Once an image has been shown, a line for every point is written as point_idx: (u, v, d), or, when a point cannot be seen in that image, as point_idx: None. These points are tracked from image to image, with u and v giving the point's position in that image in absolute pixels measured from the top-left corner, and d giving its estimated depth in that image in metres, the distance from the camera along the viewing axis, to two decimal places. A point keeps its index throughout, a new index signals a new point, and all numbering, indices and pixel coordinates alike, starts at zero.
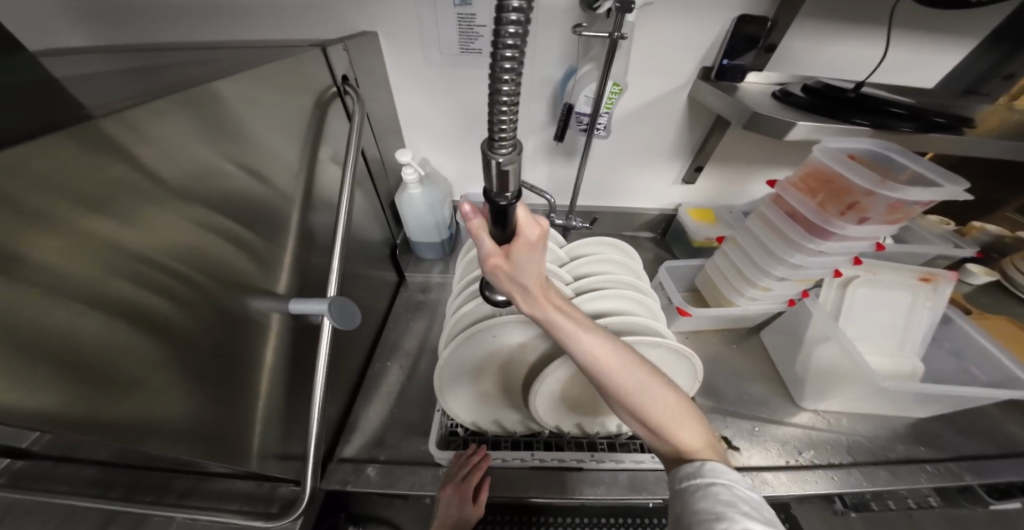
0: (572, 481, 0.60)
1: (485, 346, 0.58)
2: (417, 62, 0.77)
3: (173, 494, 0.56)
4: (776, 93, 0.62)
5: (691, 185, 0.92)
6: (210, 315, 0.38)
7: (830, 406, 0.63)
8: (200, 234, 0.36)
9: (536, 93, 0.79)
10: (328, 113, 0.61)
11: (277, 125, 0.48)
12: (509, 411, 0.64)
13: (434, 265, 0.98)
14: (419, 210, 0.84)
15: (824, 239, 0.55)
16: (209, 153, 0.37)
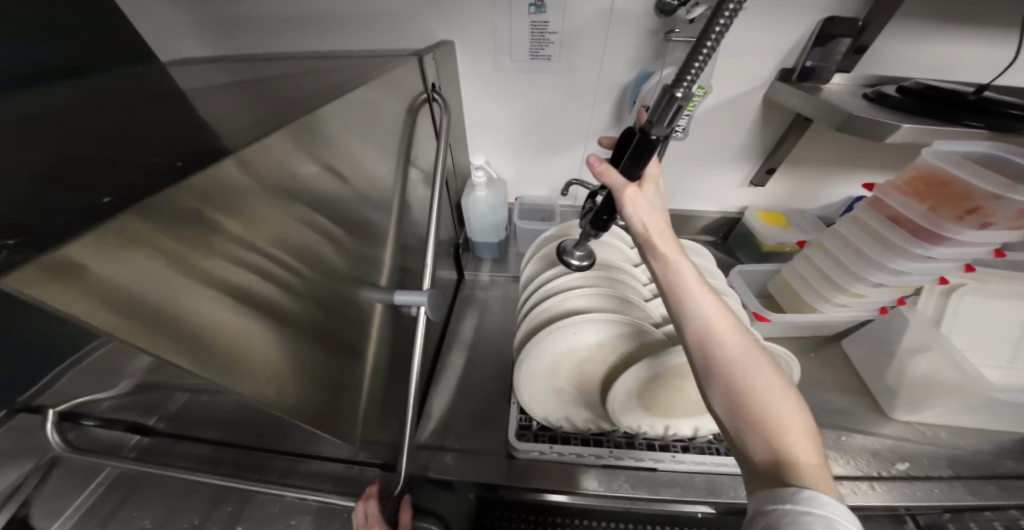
0: (647, 482, 0.57)
1: (560, 345, 0.55)
2: (487, 70, 0.78)
3: (275, 470, 0.60)
4: (870, 93, 0.61)
5: (760, 187, 0.91)
6: (315, 302, 0.38)
7: (924, 418, 0.61)
8: (304, 228, 0.36)
9: (603, 97, 0.79)
10: (416, 120, 0.64)
11: (381, 132, 0.51)
12: (580, 410, 0.59)
13: (484, 263, 0.98)
14: (481, 211, 0.84)
15: (934, 244, 0.55)
16: (300, 155, 0.35)
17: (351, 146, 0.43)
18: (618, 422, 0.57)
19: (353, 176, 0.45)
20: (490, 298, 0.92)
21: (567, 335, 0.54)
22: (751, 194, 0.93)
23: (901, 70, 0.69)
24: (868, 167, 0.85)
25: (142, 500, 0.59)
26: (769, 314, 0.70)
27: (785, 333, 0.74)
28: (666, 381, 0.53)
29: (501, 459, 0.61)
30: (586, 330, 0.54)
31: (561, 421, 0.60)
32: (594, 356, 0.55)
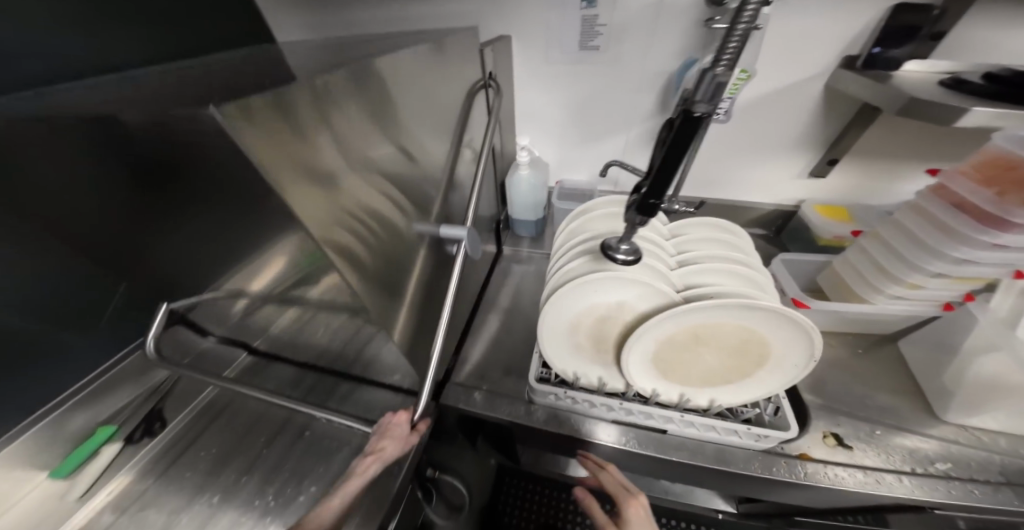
0: (656, 442, 0.60)
1: (581, 303, 0.59)
2: (539, 60, 0.85)
3: (340, 389, 0.74)
4: (945, 80, 0.60)
5: (818, 179, 0.87)
6: (382, 213, 0.48)
7: (981, 423, 0.56)
8: (377, 146, 0.45)
9: (648, 84, 0.82)
10: (473, 104, 0.73)
11: (439, 109, 0.61)
12: (596, 367, 0.64)
13: (525, 241, 1.06)
14: (523, 191, 0.91)
15: (1002, 231, 0.50)
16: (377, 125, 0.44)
17: (413, 120, 0.53)
18: (631, 384, 0.59)
19: (419, 145, 0.55)
20: (525, 272, 1.00)
21: (587, 292, 0.58)
22: (807, 185, 0.89)
23: (989, 53, 0.64)
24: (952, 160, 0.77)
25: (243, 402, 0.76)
26: (808, 301, 0.68)
27: (832, 327, 0.71)
28: (681, 344, 0.53)
29: (522, 403, 0.68)
30: (606, 288, 0.56)
31: (574, 377, 0.65)
32: (613, 315, 0.59)
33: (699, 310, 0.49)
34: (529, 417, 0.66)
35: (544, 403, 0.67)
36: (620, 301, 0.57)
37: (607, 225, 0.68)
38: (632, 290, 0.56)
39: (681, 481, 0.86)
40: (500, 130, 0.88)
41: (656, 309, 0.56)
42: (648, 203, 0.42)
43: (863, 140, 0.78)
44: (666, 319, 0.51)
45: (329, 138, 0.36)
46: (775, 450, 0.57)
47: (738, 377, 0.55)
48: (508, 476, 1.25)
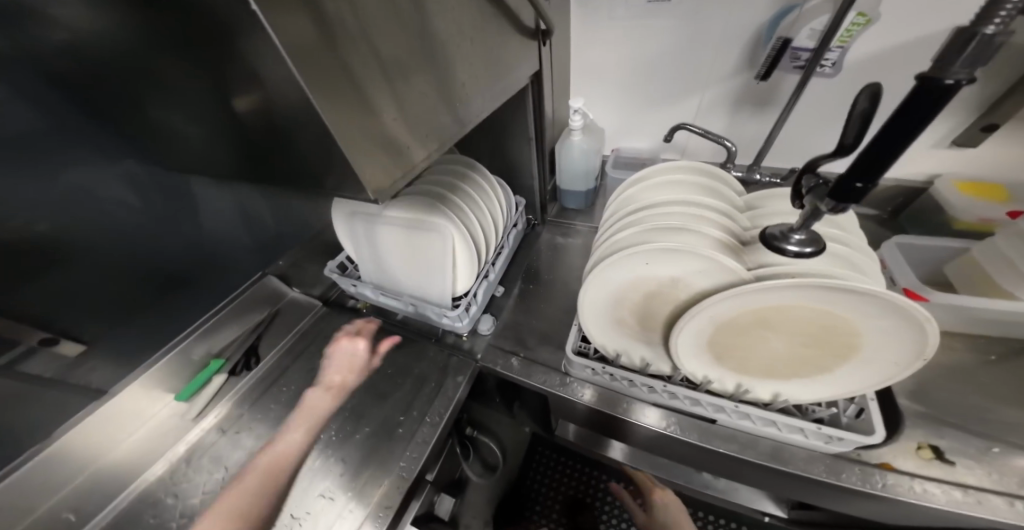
0: (703, 431, 0.56)
1: (629, 274, 0.54)
2: (602, 15, 0.76)
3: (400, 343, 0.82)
4: None
5: (965, 149, 0.70)
6: (428, 144, 0.44)
7: None
8: (421, 70, 0.40)
9: (730, 39, 0.69)
10: (527, 62, 0.68)
11: (493, 64, 0.56)
12: (641, 346, 0.60)
13: (575, 213, 1.02)
14: (574, 159, 0.88)
15: None
16: (429, 78, 0.42)
17: (465, 82, 0.50)
18: (682, 368, 0.55)
19: (472, 104, 0.52)
20: (571, 245, 0.97)
21: (637, 265, 0.53)
22: (930, 155, 0.73)
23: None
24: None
25: (315, 347, 0.83)
26: (925, 293, 0.56)
27: (950, 325, 0.59)
28: (743, 329, 0.47)
29: (560, 375, 0.68)
30: (658, 260, 0.51)
31: (616, 354, 0.62)
32: (666, 292, 0.53)
33: (770, 291, 0.41)
34: (563, 388, 0.66)
35: (581, 378, 0.65)
36: (674, 277, 0.51)
37: (668, 192, 0.60)
38: (688, 263, 0.49)
39: (728, 476, 0.81)
40: (552, 92, 0.81)
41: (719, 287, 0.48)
42: (849, 188, 0.33)
43: None
44: (727, 297, 0.45)
45: (364, 52, 0.32)
46: (850, 456, 0.49)
47: (812, 372, 0.47)
48: (540, 446, 1.25)
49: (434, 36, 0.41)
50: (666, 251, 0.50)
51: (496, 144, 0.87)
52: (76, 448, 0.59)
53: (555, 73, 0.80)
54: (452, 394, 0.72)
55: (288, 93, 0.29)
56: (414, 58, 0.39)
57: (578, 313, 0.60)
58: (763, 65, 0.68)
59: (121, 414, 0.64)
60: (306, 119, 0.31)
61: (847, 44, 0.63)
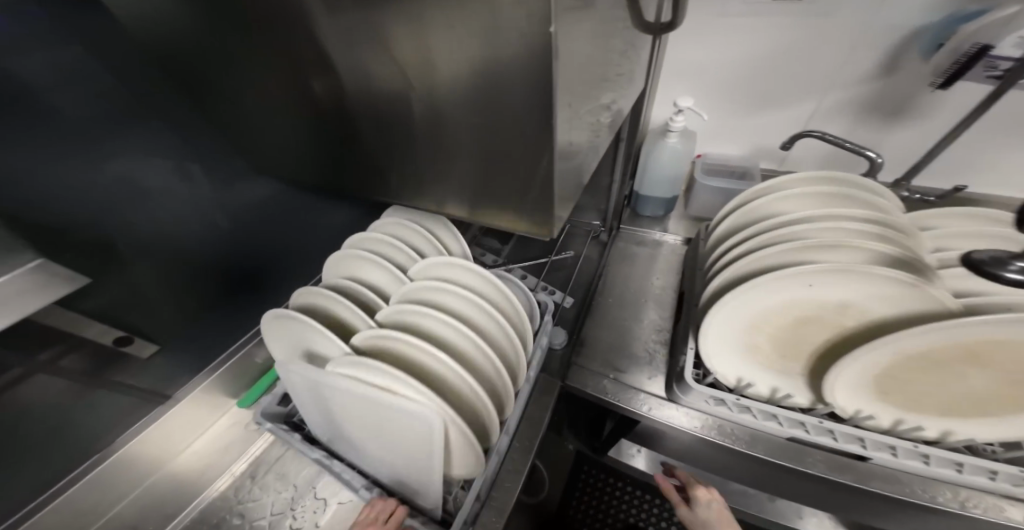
0: (855, 470, 0.51)
1: (776, 298, 0.50)
2: (712, 13, 0.70)
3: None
4: None
5: None
6: (585, 124, 0.38)
7: None
8: (597, 42, 0.34)
9: (868, 41, 0.64)
10: (639, 55, 0.63)
11: (627, 50, 0.50)
12: (773, 371, 0.56)
13: (650, 221, 0.98)
14: (662, 164, 0.84)
15: None
16: (598, 55, 0.36)
17: (612, 74, 0.44)
18: (834, 406, 0.50)
19: (613, 88, 0.46)
20: (648, 253, 0.93)
21: (797, 288, 0.48)
22: None
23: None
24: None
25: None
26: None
27: None
28: (938, 364, 0.42)
29: (664, 401, 0.63)
30: (826, 283, 0.46)
31: (741, 383, 0.58)
32: (826, 315, 0.48)
33: (998, 327, 0.37)
34: (675, 417, 0.60)
35: (696, 408, 0.60)
36: (844, 301, 0.46)
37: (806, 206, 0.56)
38: (867, 289, 0.44)
39: (813, 505, 0.78)
40: (649, 87, 0.75)
41: (909, 315, 0.43)
42: None
43: None
44: (927, 331, 0.40)
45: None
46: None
47: (1002, 409, 0.43)
48: (585, 465, 1.18)
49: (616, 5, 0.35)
50: (840, 272, 0.44)
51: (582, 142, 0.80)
52: (113, 477, 0.49)
53: (653, 73, 0.75)
54: None
55: (469, 72, 0.29)
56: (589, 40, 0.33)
57: (701, 341, 0.56)
58: (938, 76, 0.61)
59: (172, 430, 0.54)
60: (523, 103, 0.28)
61: None
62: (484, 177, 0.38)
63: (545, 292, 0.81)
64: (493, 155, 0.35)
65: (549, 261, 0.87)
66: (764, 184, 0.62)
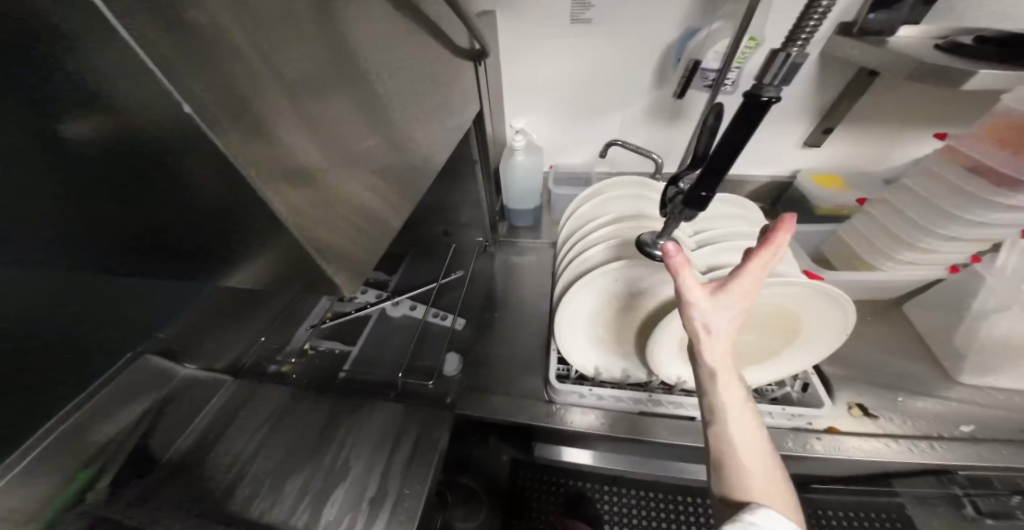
0: (688, 429, 0.61)
1: (600, 294, 0.60)
2: (532, 38, 0.82)
3: (365, 406, 0.67)
4: (941, 46, 0.67)
5: (817, 147, 0.92)
6: (361, 181, 0.37)
7: (999, 383, 0.65)
8: (364, 109, 0.36)
9: (648, 55, 0.80)
10: (465, 82, 0.68)
11: (428, 105, 0.54)
12: (620, 359, 0.64)
13: (528, 233, 1.04)
14: (521, 178, 0.91)
15: (1016, 193, 0.57)
16: (372, 128, 0.38)
17: (414, 119, 0.49)
18: (657, 371, 0.61)
19: (415, 133, 0.50)
20: (527, 262, 1.00)
21: (609, 282, 0.58)
22: (803, 157, 0.95)
23: (973, 11, 0.72)
24: (940, 125, 0.84)
25: (250, 411, 0.67)
26: (822, 271, 0.72)
27: (859, 297, 0.79)
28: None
29: (543, 404, 0.67)
30: (629, 275, 0.57)
31: (595, 370, 0.65)
32: (638, 301, 0.59)
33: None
34: (564, 418, 0.64)
35: (580, 406, 0.65)
36: (645, 287, 0.58)
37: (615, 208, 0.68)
38: (655, 278, 0.57)
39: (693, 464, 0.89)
40: (490, 109, 0.83)
41: (684, 291, 0.55)
42: (697, 196, 0.43)
43: (856, 105, 0.83)
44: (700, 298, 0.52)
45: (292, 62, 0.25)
46: (814, 429, 0.57)
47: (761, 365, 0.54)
48: (522, 470, 1.16)
49: (367, 48, 0.35)
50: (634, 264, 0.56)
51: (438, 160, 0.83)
52: None
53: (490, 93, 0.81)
54: (430, 454, 0.59)
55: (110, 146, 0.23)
56: (360, 94, 0.35)
57: (553, 338, 0.63)
58: (679, 86, 0.77)
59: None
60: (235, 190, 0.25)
61: (743, 66, 0.74)
62: (221, 260, 0.30)
63: (437, 317, 0.86)
64: (209, 237, 0.28)
65: (437, 286, 0.92)
66: (592, 190, 0.72)
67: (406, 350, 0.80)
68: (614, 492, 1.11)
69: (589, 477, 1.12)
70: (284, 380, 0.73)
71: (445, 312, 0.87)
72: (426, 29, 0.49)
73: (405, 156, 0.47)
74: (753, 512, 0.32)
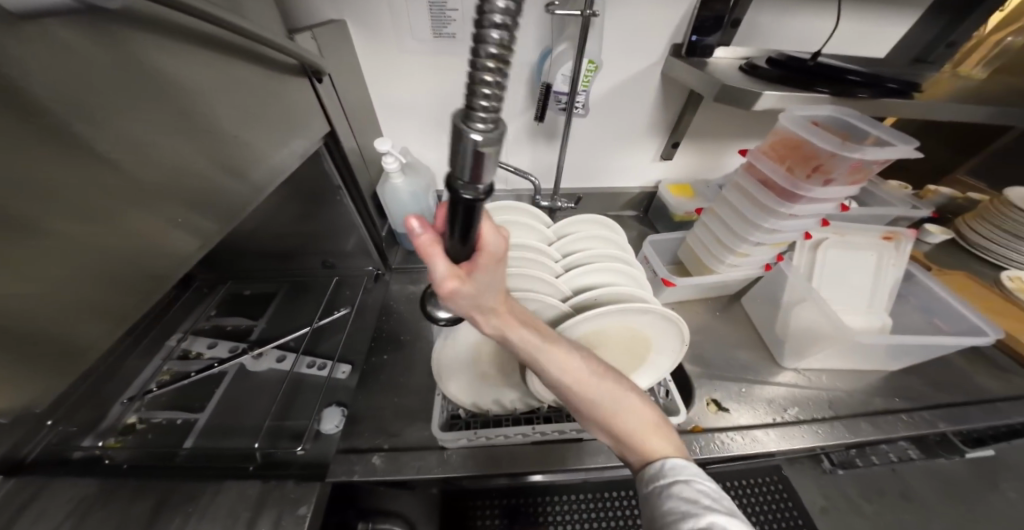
0: (576, 450, 0.67)
1: (477, 331, 0.62)
2: (393, 52, 0.80)
3: (207, 488, 0.57)
4: (743, 66, 0.80)
5: (668, 160, 1.04)
6: (147, 207, 0.37)
7: (809, 364, 0.86)
8: (161, 130, 0.37)
9: (515, 75, 0.83)
10: (295, 97, 0.60)
11: (261, 128, 0.51)
12: (508, 390, 0.68)
13: (424, 256, 1.09)
14: (402, 200, 0.92)
15: (794, 203, 0.71)
16: (180, 149, 0.39)
17: (231, 146, 0.46)
18: (539, 396, 0.66)
19: (247, 157, 0.49)
20: (429, 290, 1.02)
21: None
22: (665, 169, 1.07)
23: (770, 39, 0.86)
24: (754, 139, 1.02)
25: (41, 508, 0.54)
26: (675, 279, 0.85)
27: (695, 296, 0.97)
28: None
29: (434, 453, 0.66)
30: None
31: (481, 405, 0.68)
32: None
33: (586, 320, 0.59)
34: (480, 460, 0.64)
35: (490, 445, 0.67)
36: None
37: None
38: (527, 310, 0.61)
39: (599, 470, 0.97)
40: (354, 132, 0.80)
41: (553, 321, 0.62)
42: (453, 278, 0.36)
43: (693, 123, 0.95)
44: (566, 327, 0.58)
45: (24, 75, 0.27)
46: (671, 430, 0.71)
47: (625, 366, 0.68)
48: (478, 499, 0.87)
49: (145, 63, 0.35)
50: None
51: (300, 187, 0.79)
52: None
53: (347, 110, 0.76)
54: None
55: None
56: (119, 110, 0.33)
57: (435, 381, 0.65)
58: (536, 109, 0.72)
59: None
60: None
61: (591, 92, 0.83)
62: None
63: (314, 367, 0.82)
64: None
65: (313, 328, 0.88)
66: None
67: (273, 406, 0.75)
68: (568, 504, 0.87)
69: (529, 491, 0.87)
70: (94, 468, 0.62)
71: (325, 361, 0.84)
72: (240, 55, 0.47)
73: (219, 171, 0.44)
74: (653, 473, 0.42)
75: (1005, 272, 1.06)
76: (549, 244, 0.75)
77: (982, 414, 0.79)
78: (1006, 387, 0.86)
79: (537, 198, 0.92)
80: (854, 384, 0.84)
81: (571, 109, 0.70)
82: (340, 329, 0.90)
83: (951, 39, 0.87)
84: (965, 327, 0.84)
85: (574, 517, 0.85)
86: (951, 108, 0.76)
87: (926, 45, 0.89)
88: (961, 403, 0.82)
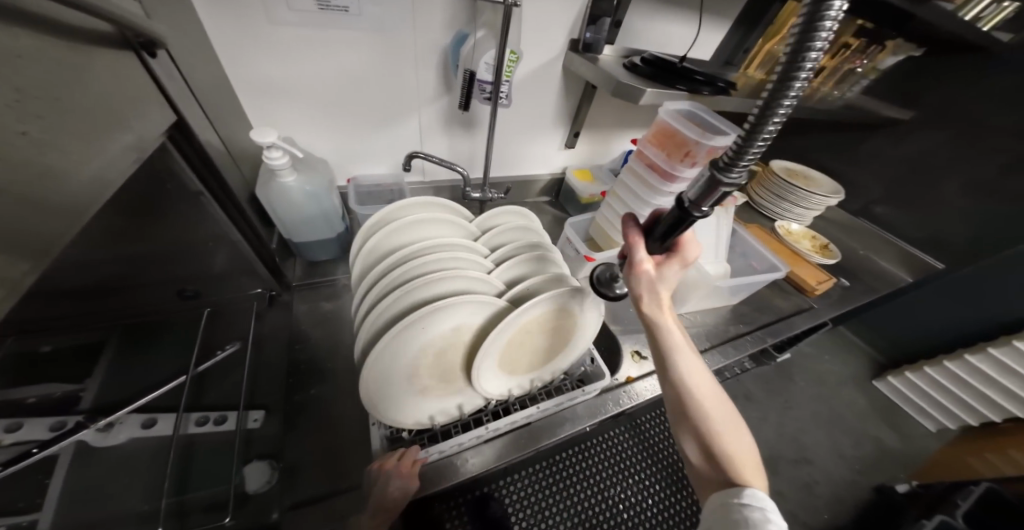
0: (529, 434, 0.70)
1: (415, 343, 0.58)
2: (260, 21, 0.64)
3: None
4: (625, 64, 0.92)
5: (571, 148, 1.15)
6: None
7: (688, 309, 1.09)
8: None
9: (423, 60, 0.77)
10: (119, 78, 0.43)
11: (65, 122, 0.36)
12: (454, 397, 0.66)
13: (334, 266, 0.97)
14: (300, 203, 0.77)
15: (671, 183, 0.86)
16: None
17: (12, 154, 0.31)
18: (485, 393, 0.66)
19: (45, 168, 0.34)
20: (346, 304, 0.93)
21: (418, 331, 0.58)
22: (568, 156, 1.18)
23: (640, 42, 1.01)
24: (633, 128, 1.20)
25: None
26: (593, 254, 0.96)
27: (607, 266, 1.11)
28: (517, 340, 0.65)
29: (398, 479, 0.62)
30: (437, 321, 0.58)
31: (428, 420, 0.64)
32: (451, 341, 0.62)
33: (523, 315, 0.62)
34: (456, 470, 0.64)
35: (460, 450, 0.66)
36: (456, 325, 0.61)
37: (410, 234, 0.68)
38: (463, 314, 0.60)
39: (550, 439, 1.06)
40: (212, 121, 0.62)
41: (489, 318, 0.63)
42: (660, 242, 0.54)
43: (588, 114, 1.06)
44: (508, 321, 0.60)
45: None
46: (617, 386, 0.81)
47: (559, 348, 0.72)
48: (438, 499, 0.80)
49: None
50: (439, 311, 0.57)
51: (137, 195, 0.57)
52: None
53: (199, 93, 0.59)
54: None
55: None
56: None
57: (369, 411, 0.58)
58: (461, 96, 0.74)
59: None
60: None
61: (515, 77, 0.87)
62: None
63: (207, 423, 0.68)
64: None
65: (191, 377, 0.69)
66: (382, 214, 0.68)
67: (163, 481, 0.61)
68: (518, 479, 0.91)
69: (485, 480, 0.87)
70: None
71: (223, 412, 0.70)
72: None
73: None
74: (741, 495, 0.51)
75: (779, 222, 1.52)
76: (476, 238, 0.75)
77: (787, 327, 1.14)
78: (791, 303, 1.27)
79: (467, 190, 0.92)
80: (716, 319, 1.13)
81: (494, 99, 0.71)
82: (232, 370, 0.74)
83: (749, 51, 1.17)
84: (768, 265, 1.20)
85: (528, 489, 0.90)
86: (756, 105, 1.02)
87: (732, 54, 1.18)
88: (774, 320, 1.18)
